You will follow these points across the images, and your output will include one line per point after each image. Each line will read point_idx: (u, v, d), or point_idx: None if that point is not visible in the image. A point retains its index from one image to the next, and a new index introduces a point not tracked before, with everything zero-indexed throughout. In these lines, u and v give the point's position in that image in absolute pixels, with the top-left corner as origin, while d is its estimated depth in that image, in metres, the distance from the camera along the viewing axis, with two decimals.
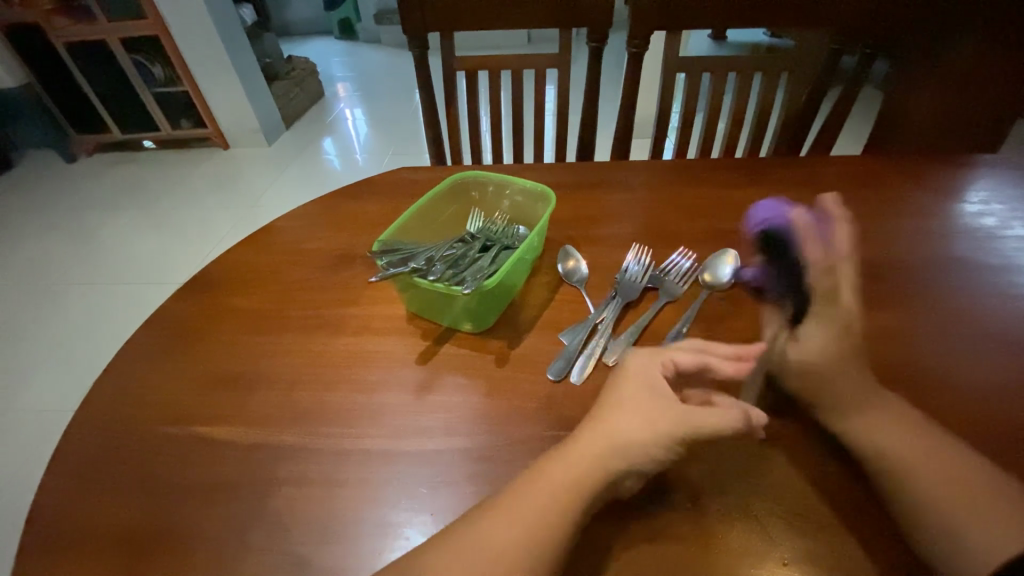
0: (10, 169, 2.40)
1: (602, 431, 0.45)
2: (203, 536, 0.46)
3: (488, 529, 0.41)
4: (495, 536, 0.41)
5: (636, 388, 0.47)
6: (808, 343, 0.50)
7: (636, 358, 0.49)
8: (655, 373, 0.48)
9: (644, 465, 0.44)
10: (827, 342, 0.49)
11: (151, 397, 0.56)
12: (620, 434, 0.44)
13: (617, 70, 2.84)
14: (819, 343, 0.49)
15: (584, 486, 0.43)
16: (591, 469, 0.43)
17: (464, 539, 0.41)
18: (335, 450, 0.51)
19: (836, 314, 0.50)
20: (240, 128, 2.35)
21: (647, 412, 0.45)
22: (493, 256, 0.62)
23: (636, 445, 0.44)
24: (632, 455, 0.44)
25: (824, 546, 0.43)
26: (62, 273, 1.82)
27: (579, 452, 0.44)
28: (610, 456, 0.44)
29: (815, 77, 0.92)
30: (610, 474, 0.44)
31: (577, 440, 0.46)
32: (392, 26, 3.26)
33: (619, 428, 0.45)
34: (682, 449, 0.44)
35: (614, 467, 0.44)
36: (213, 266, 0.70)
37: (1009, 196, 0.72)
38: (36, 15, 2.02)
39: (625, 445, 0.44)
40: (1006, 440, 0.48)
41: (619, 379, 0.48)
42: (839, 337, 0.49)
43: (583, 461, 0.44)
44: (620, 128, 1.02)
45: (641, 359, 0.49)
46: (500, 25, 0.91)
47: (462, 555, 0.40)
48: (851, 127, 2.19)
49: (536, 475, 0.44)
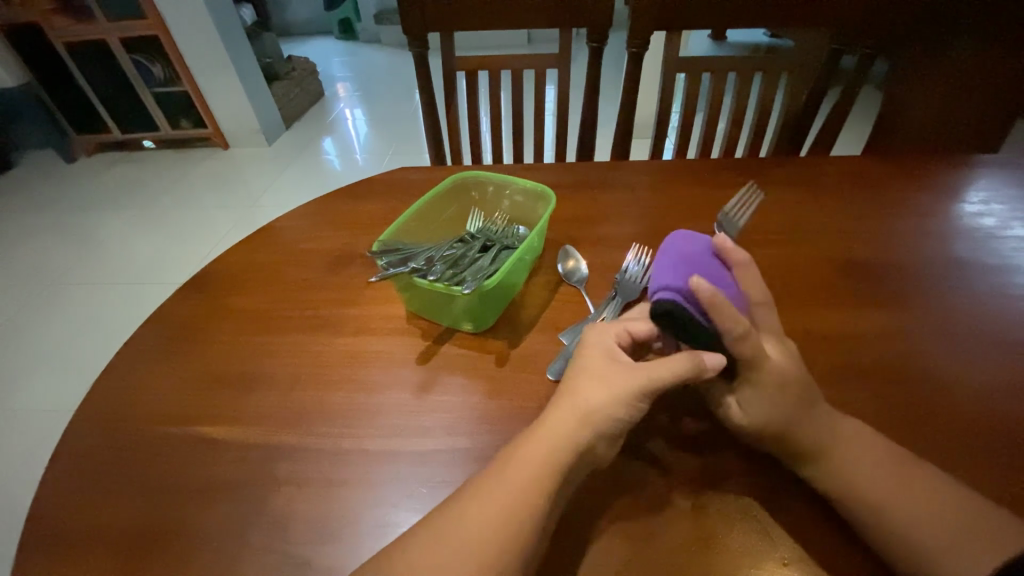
0: (11, 169, 2.39)
1: (566, 403, 0.46)
2: (202, 536, 0.46)
3: (485, 521, 0.41)
4: (483, 530, 0.41)
5: (596, 359, 0.48)
6: (751, 409, 0.46)
7: (591, 334, 0.50)
8: (611, 344, 0.49)
9: (612, 426, 0.44)
10: (766, 403, 0.46)
11: (150, 398, 0.56)
12: (585, 403, 0.45)
13: (617, 71, 2.84)
14: (760, 406, 0.46)
15: (561, 458, 0.43)
16: (562, 441, 0.44)
17: (456, 532, 0.41)
18: (336, 450, 0.51)
19: (764, 375, 0.46)
20: (240, 128, 2.35)
21: (606, 377, 0.46)
22: (493, 256, 0.62)
23: (599, 408, 0.45)
24: (598, 420, 0.44)
25: (822, 547, 0.43)
26: (61, 273, 1.82)
27: (549, 426, 0.45)
28: (578, 424, 0.44)
29: (816, 77, 0.92)
30: (581, 441, 0.44)
31: (544, 416, 0.46)
32: (392, 26, 3.26)
33: (584, 397, 0.46)
34: (643, 405, 0.45)
35: (583, 436, 0.44)
36: (212, 266, 0.70)
37: (1008, 196, 0.72)
38: (35, 15, 2.02)
39: (588, 410, 0.45)
40: (1007, 442, 0.48)
41: (578, 354, 0.50)
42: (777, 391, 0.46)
43: (552, 433, 0.44)
44: (620, 128, 1.02)
45: (597, 332, 0.50)
46: (500, 25, 0.91)
47: (457, 548, 0.40)
48: (850, 127, 2.19)
49: (512, 456, 0.44)
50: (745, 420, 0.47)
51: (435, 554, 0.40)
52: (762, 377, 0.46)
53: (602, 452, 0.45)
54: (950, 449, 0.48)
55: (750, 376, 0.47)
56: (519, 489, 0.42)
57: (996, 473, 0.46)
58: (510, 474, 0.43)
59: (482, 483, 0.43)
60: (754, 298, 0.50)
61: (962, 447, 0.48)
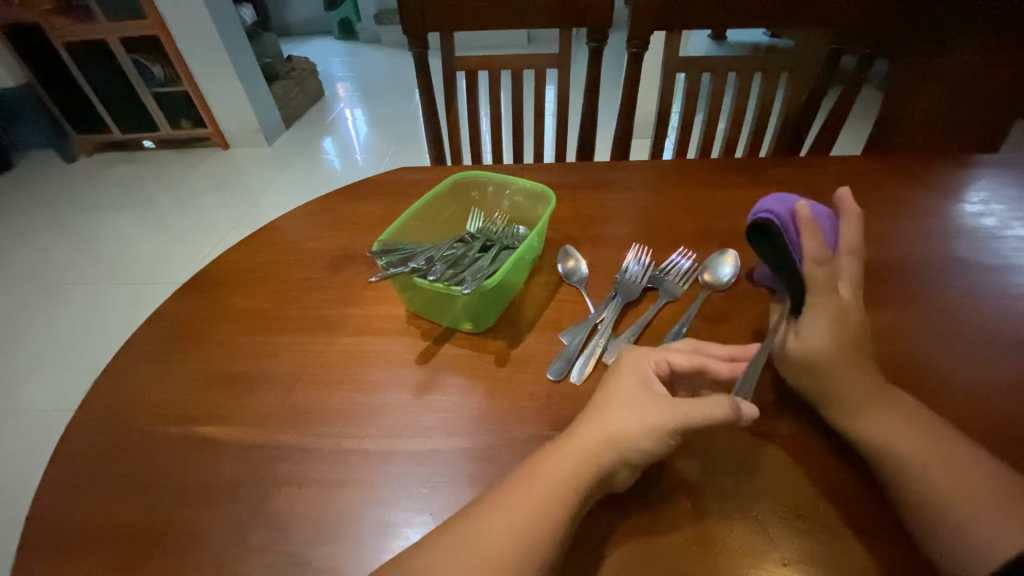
0: (10, 169, 2.39)
1: (595, 425, 0.46)
2: (201, 536, 0.46)
3: (488, 530, 0.41)
4: (482, 539, 0.41)
5: (630, 383, 0.47)
6: (808, 337, 0.49)
7: (632, 355, 0.50)
8: (648, 370, 0.48)
9: (637, 458, 0.44)
10: (825, 331, 0.48)
11: (150, 398, 0.56)
12: (613, 426, 0.45)
13: (617, 71, 2.84)
14: (817, 335, 0.48)
15: (579, 479, 0.43)
16: (585, 460, 0.44)
17: (455, 539, 0.41)
18: (335, 450, 0.51)
19: (825, 302, 0.49)
20: (240, 128, 2.35)
21: (639, 405, 0.45)
22: (492, 256, 0.62)
23: (630, 438, 0.44)
24: (622, 446, 0.44)
25: (823, 546, 0.43)
26: (61, 273, 1.82)
27: (574, 446, 0.45)
28: (601, 447, 0.44)
29: (814, 81, 0.93)
30: (602, 466, 0.44)
31: (570, 434, 0.46)
32: (392, 26, 3.26)
33: (612, 421, 0.45)
34: (674, 442, 0.44)
35: (606, 460, 0.44)
36: (212, 266, 0.70)
37: (1009, 195, 0.72)
38: (35, 15, 2.02)
39: (616, 439, 0.44)
40: (1008, 442, 0.48)
41: (613, 376, 0.49)
42: (837, 327, 0.48)
43: (575, 454, 0.44)
44: (620, 128, 1.02)
45: (636, 355, 0.50)
46: (499, 25, 0.91)
47: (457, 552, 0.40)
48: (850, 127, 2.19)
49: (532, 469, 0.44)
50: (798, 349, 0.49)
51: (436, 557, 0.40)
52: (824, 307, 0.49)
53: (621, 480, 0.45)
54: None
55: (813, 303, 0.50)
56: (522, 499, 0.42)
57: None
58: (525, 486, 0.43)
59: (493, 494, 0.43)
60: (845, 244, 0.51)
61: None
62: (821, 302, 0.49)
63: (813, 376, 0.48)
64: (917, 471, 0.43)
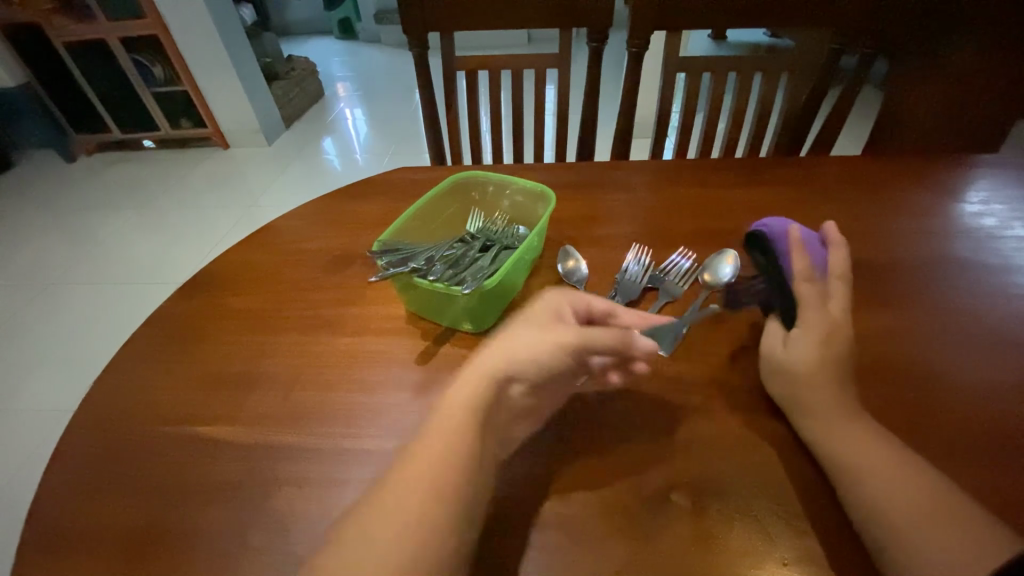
0: (10, 169, 2.39)
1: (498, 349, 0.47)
2: (201, 536, 0.46)
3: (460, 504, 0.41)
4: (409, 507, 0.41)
5: (544, 315, 0.50)
6: (793, 351, 0.51)
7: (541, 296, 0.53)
8: (563, 306, 0.51)
9: (536, 374, 0.46)
10: (811, 348, 0.50)
11: (149, 399, 0.56)
12: (517, 347, 0.47)
13: (616, 71, 2.84)
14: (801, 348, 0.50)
15: (478, 400, 0.45)
16: (485, 380, 0.46)
17: (384, 505, 0.41)
18: (335, 450, 0.51)
19: (813, 324, 0.51)
20: (240, 127, 2.35)
21: (546, 329, 0.48)
22: (493, 256, 0.62)
23: (530, 356, 0.46)
24: (524, 366, 0.46)
25: (824, 548, 0.43)
26: (61, 273, 1.82)
27: (477, 368, 0.47)
28: (503, 366, 0.46)
29: (816, 77, 0.92)
30: (500, 383, 0.46)
31: (475, 359, 0.48)
32: (392, 26, 3.26)
33: (517, 342, 0.47)
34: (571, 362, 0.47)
35: (504, 377, 0.46)
36: (212, 266, 0.70)
37: (1009, 196, 0.72)
38: (35, 15, 2.01)
39: (519, 359, 0.46)
40: (1009, 443, 0.48)
41: (528, 310, 0.52)
42: (821, 352, 0.50)
43: (481, 374, 0.46)
44: (620, 128, 1.02)
45: (554, 293, 0.53)
46: (499, 25, 0.91)
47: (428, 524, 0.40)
48: (850, 128, 2.19)
49: (444, 396, 0.46)
50: (781, 356, 0.51)
51: (378, 529, 0.40)
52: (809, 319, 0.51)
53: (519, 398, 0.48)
54: (950, 452, 0.47)
55: (803, 323, 0.52)
56: (440, 454, 0.43)
57: (997, 474, 0.46)
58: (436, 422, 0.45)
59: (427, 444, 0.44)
60: (837, 269, 0.54)
61: (963, 449, 0.48)
62: (809, 324, 0.51)
63: (788, 389, 0.50)
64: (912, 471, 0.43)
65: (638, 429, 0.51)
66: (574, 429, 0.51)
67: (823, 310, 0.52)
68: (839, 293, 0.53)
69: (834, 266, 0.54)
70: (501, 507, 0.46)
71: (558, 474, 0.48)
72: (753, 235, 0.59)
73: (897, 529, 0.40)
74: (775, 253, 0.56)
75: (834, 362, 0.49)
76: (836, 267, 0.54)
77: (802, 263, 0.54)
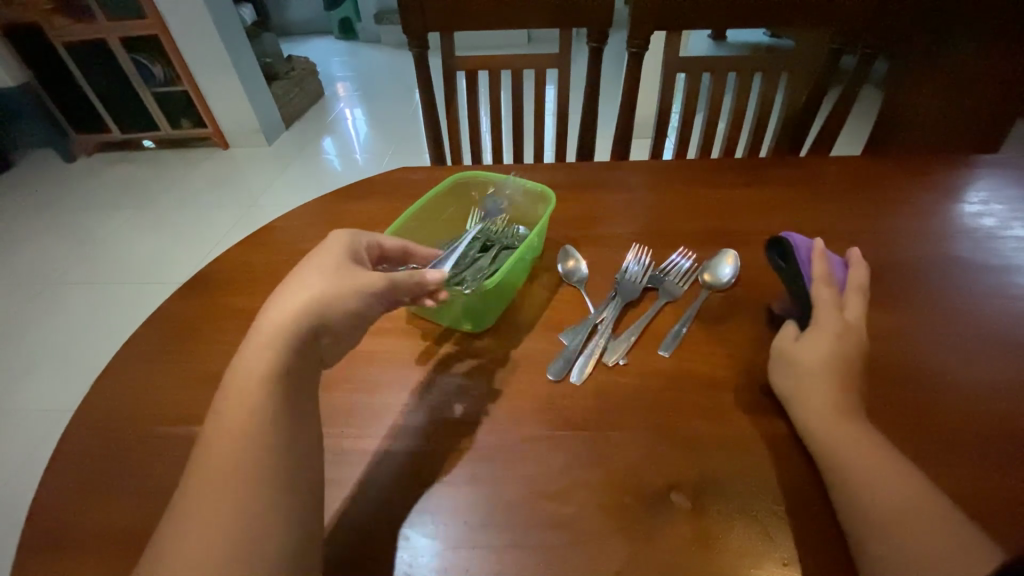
0: (11, 169, 2.39)
1: (298, 283, 0.46)
2: None
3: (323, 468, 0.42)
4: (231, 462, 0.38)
5: (336, 256, 0.48)
6: (805, 347, 0.51)
7: (338, 234, 0.51)
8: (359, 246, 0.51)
9: (347, 314, 0.46)
10: (824, 347, 0.50)
11: (148, 399, 0.56)
12: (317, 292, 0.45)
13: (616, 71, 2.84)
14: (812, 347, 0.50)
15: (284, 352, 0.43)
16: (290, 330, 0.43)
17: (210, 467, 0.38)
18: (335, 450, 0.50)
19: (827, 324, 0.51)
20: (240, 127, 2.35)
21: (345, 272, 0.47)
22: (493, 257, 0.63)
23: (337, 287, 0.46)
24: (331, 311, 0.45)
25: (826, 548, 0.43)
26: (60, 273, 1.82)
27: (277, 304, 0.44)
28: (308, 313, 0.44)
29: (815, 78, 0.92)
30: (305, 330, 0.44)
31: (273, 298, 0.45)
32: (392, 26, 3.26)
33: (316, 287, 0.45)
34: (378, 304, 0.48)
35: (310, 324, 0.44)
36: (212, 266, 0.70)
37: (1009, 196, 0.72)
38: (35, 15, 2.01)
39: (322, 291, 0.45)
40: (1009, 444, 0.48)
41: (314, 252, 0.49)
42: (831, 358, 0.50)
43: (283, 314, 0.43)
44: (621, 128, 1.02)
45: (346, 235, 0.52)
46: (499, 26, 0.91)
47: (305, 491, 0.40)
48: (851, 128, 2.19)
49: (245, 353, 0.42)
50: (792, 351, 0.51)
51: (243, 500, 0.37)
52: (822, 321, 0.52)
53: (330, 343, 0.46)
54: (950, 452, 0.47)
55: (818, 322, 0.52)
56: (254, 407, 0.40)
57: (998, 474, 0.46)
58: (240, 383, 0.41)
59: (232, 385, 0.41)
60: (853, 284, 0.55)
61: (964, 449, 0.48)
62: (823, 323, 0.52)
63: (798, 389, 0.50)
64: (911, 471, 0.44)
65: (638, 429, 0.51)
66: (574, 429, 0.51)
67: (838, 313, 0.52)
68: (856, 304, 0.53)
69: (853, 282, 0.55)
70: (500, 508, 0.46)
71: (558, 475, 0.48)
72: (772, 242, 0.59)
73: (897, 529, 0.41)
74: (795, 260, 0.56)
75: (836, 361, 0.50)
76: (855, 280, 0.55)
77: (822, 269, 0.55)
